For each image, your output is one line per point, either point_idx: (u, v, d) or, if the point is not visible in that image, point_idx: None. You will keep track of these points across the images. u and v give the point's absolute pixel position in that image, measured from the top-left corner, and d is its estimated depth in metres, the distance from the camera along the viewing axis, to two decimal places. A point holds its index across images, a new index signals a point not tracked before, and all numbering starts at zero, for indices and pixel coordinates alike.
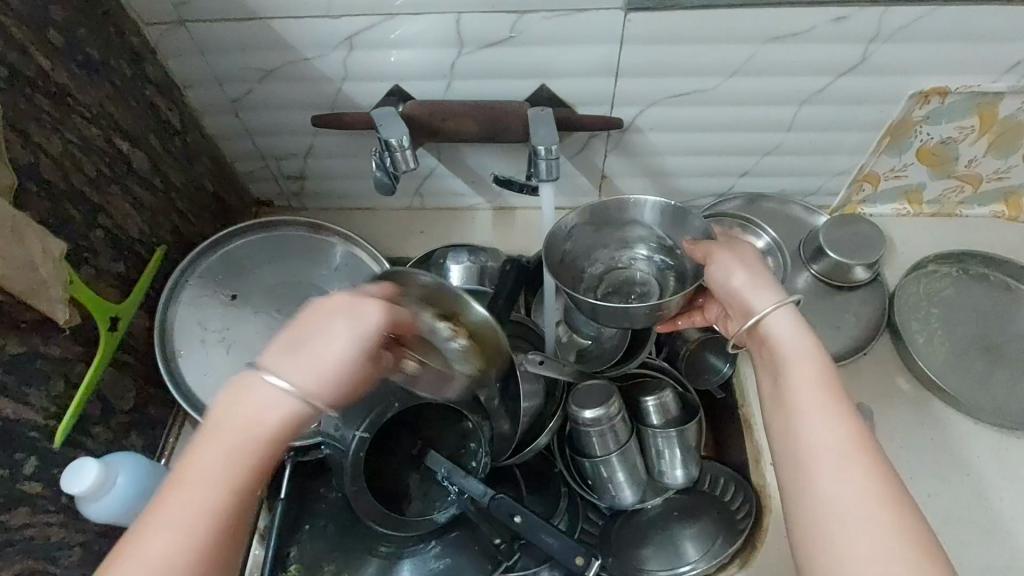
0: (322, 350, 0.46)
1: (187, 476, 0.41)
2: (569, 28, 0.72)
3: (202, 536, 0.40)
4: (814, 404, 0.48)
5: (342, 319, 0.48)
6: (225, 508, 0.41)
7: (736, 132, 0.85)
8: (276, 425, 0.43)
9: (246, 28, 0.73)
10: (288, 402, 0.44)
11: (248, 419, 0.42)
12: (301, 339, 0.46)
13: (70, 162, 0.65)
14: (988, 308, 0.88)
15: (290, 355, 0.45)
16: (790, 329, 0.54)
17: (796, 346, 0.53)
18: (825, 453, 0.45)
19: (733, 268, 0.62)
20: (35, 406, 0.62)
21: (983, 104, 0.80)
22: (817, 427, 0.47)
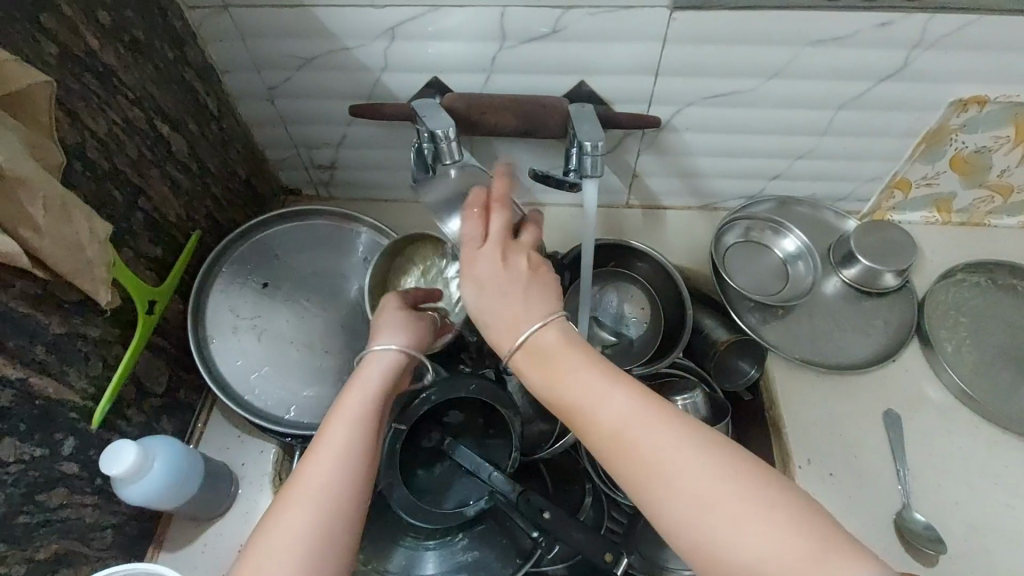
0: (394, 323, 0.64)
1: (333, 424, 0.55)
2: (613, 25, 0.72)
3: (357, 455, 0.53)
4: (588, 389, 0.50)
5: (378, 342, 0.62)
6: (366, 437, 0.55)
7: (771, 135, 0.85)
8: (382, 379, 0.59)
9: (289, 15, 0.72)
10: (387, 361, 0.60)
11: (362, 379, 0.59)
12: (377, 326, 0.64)
13: (114, 143, 0.65)
14: (1015, 318, 0.88)
15: (376, 333, 0.63)
16: (553, 344, 0.53)
17: (554, 360, 0.52)
18: (611, 435, 0.48)
19: (486, 271, 0.57)
20: (75, 387, 0.62)
21: (1020, 114, 0.80)
22: (604, 406, 0.49)
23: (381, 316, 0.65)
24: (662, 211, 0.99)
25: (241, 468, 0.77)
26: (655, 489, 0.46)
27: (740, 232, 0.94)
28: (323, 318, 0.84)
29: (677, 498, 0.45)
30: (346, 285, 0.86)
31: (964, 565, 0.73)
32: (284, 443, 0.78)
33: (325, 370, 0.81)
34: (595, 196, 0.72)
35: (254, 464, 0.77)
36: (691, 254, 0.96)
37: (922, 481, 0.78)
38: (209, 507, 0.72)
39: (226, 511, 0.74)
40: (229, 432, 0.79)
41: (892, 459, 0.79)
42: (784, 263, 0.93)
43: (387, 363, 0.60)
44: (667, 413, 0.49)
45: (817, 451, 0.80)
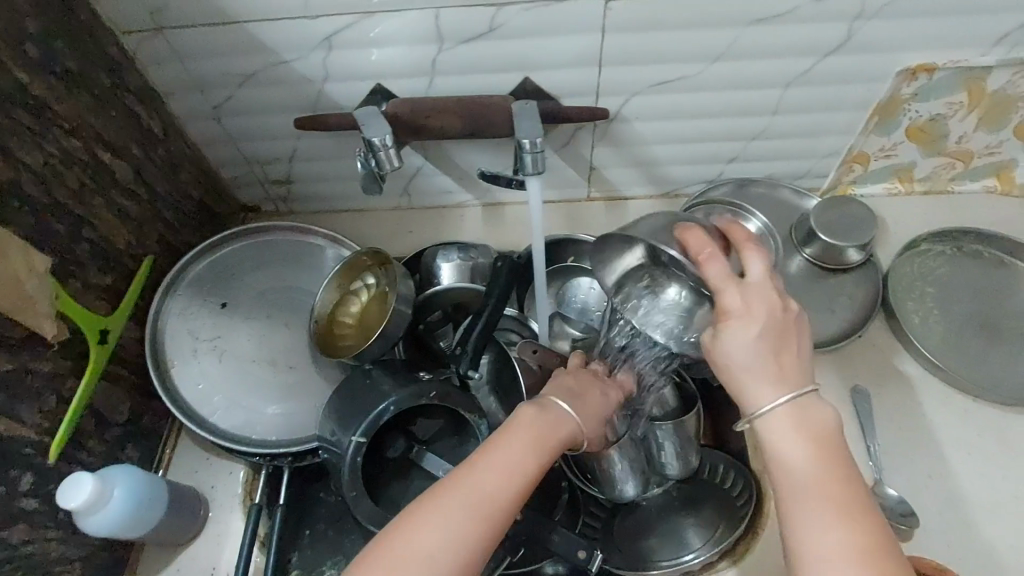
0: (587, 390, 0.66)
1: (500, 447, 0.54)
2: (549, 19, 0.71)
3: (515, 488, 0.52)
4: (824, 506, 0.48)
5: (572, 391, 0.65)
6: (531, 473, 0.53)
7: (723, 118, 0.84)
8: (560, 432, 0.58)
9: (224, 32, 0.72)
10: (568, 417, 0.60)
11: (547, 420, 0.58)
12: (564, 383, 0.66)
13: (52, 176, 0.65)
14: (982, 285, 0.87)
15: (568, 389, 0.65)
16: (792, 427, 0.52)
17: (793, 444, 0.51)
18: (824, 556, 0.47)
19: (744, 351, 0.53)
20: (29, 423, 0.62)
21: (972, 79, 0.79)
22: (819, 531, 0.47)
23: (580, 378, 0.68)
24: (624, 201, 0.98)
25: (210, 490, 0.77)
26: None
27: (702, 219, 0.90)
28: (286, 336, 0.84)
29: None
30: (306, 299, 0.86)
31: (936, 536, 0.72)
32: (252, 462, 0.77)
33: (290, 389, 0.81)
34: (539, 192, 0.74)
35: (223, 486, 0.77)
36: None
37: (892, 454, 0.78)
38: (179, 532, 0.72)
39: (197, 535, 0.74)
40: (196, 456, 0.79)
41: (863, 437, 0.78)
42: None
43: (567, 419, 0.60)
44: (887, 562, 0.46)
45: None
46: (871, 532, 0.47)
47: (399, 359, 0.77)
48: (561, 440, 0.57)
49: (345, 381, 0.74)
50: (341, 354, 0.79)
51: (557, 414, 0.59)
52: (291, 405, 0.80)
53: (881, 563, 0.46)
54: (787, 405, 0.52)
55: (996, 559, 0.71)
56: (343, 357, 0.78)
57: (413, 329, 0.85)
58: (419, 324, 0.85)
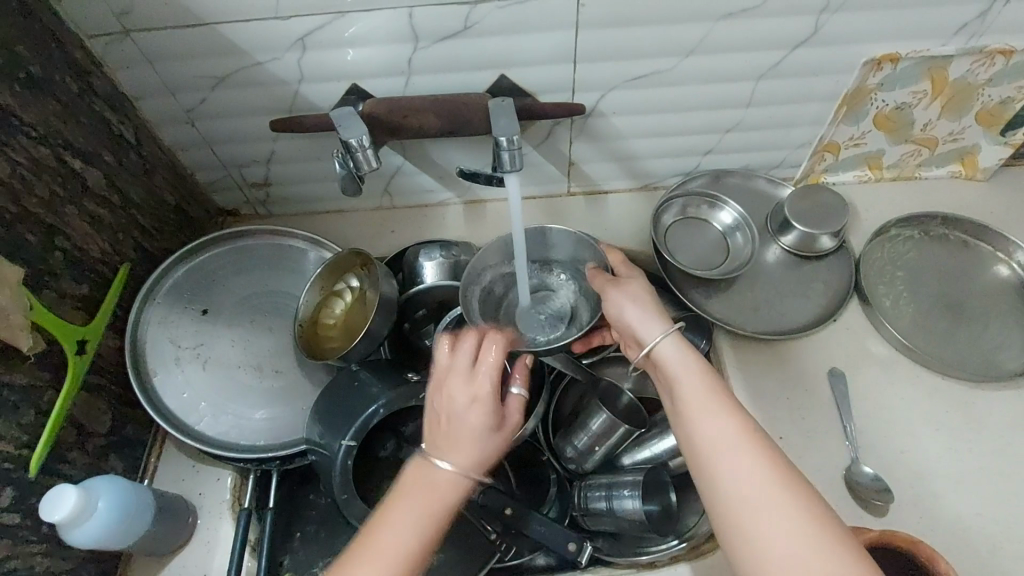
0: (463, 418, 0.57)
1: (381, 529, 0.52)
2: (523, 15, 0.71)
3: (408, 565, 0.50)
4: (706, 406, 0.56)
5: (444, 416, 0.58)
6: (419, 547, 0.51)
7: (697, 111, 0.86)
8: (444, 492, 0.54)
9: (194, 34, 0.71)
10: (446, 476, 0.55)
11: (419, 485, 0.54)
12: (439, 403, 0.59)
13: (19, 184, 0.63)
14: (949, 268, 0.91)
15: (443, 424, 0.58)
16: (679, 349, 0.61)
17: (684, 365, 0.59)
18: (716, 447, 0.53)
19: (624, 303, 0.67)
20: (6, 437, 0.60)
21: (933, 68, 0.82)
22: (708, 426, 0.54)
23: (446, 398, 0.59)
24: (603, 195, 0.99)
25: (198, 498, 0.76)
26: (710, 473, 0.52)
27: (677, 211, 0.94)
28: (270, 341, 0.83)
29: (745, 492, 0.50)
30: (289, 302, 0.85)
31: (911, 511, 0.75)
32: (240, 468, 0.77)
33: (276, 393, 0.80)
34: (517, 188, 0.74)
35: (210, 493, 0.77)
36: (635, 236, 0.96)
37: (868, 433, 0.80)
38: (167, 541, 0.72)
39: (186, 543, 0.74)
40: (183, 464, 0.78)
41: (840, 418, 0.81)
42: (724, 236, 0.95)
43: (447, 473, 0.55)
44: (762, 446, 0.52)
45: (770, 417, 0.81)
46: (753, 423, 0.54)
47: (386, 359, 0.77)
48: (449, 502, 0.54)
49: (331, 384, 0.74)
50: (326, 355, 0.79)
51: (436, 473, 0.55)
52: (278, 410, 0.80)
53: (756, 438, 0.53)
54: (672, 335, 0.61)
55: (967, 529, 0.74)
56: (329, 359, 0.78)
57: (399, 328, 0.86)
58: (404, 323, 0.87)
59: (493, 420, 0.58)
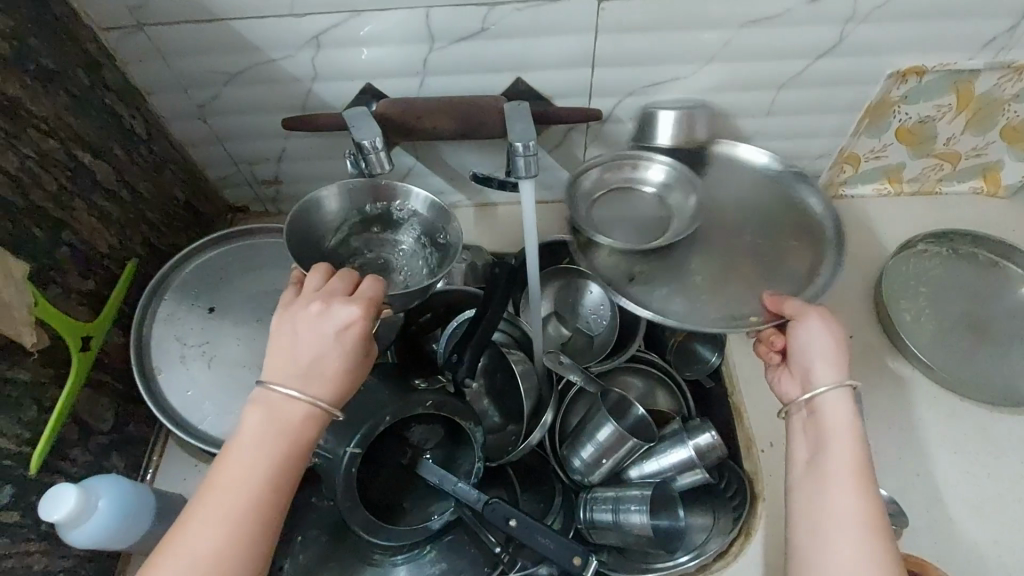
0: (316, 351, 0.55)
1: (225, 464, 0.52)
2: (543, 18, 0.70)
3: (250, 495, 0.51)
4: (842, 479, 0.56)
5: (285, 342, 0.56)
6: (266, 478, 0.52)
7: (714, 119, 0.84)
8: (292, 428, 0.54)
9: (207, 29, 0.70)
10: (292, 412, 0.54)
11: (263, 420, 0.53)
12: (289, 333, 0.56)
13: (28, 178, 0.63)
14: (975, 287, 0.89)
15: (292, 354, 0.55)
16: (844, 411, 0.61)
17: (841, 423, 0.60)
18: (840, 521, 0.54)
19: (819, 332, 0.65)
20: (8, 434, 0.60)
21: (960, 82, 0.80)
22: (843, 499, 0.55)
23: (294, 326, 0.56)
24: None
25: None
26: (825, 541, 0.54)
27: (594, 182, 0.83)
28: None
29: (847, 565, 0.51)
30: None
31: (926, 536, 0.73)
32: None
33: None
34: (532, 195, 0.72)
35: None
36: None
37: (882, 453, 0.78)
38: None
39: None
40: (186, 463, 0.78)
41: None
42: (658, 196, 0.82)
43: (292, 404, 0.54)
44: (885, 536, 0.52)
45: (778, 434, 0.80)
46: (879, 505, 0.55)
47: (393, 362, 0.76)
48: (294, 429, 0.54)
49: None
50: None
51: (278, 404, 0.54)
52: None
53: (882, 530, 0.53)
54: (841, 396, 0.61)
55: (985, 557, 0.72)
56: None
57: (406, 331, 0.84)
58: (411, 326, 0.84)
59: (340, 338, 0.55)
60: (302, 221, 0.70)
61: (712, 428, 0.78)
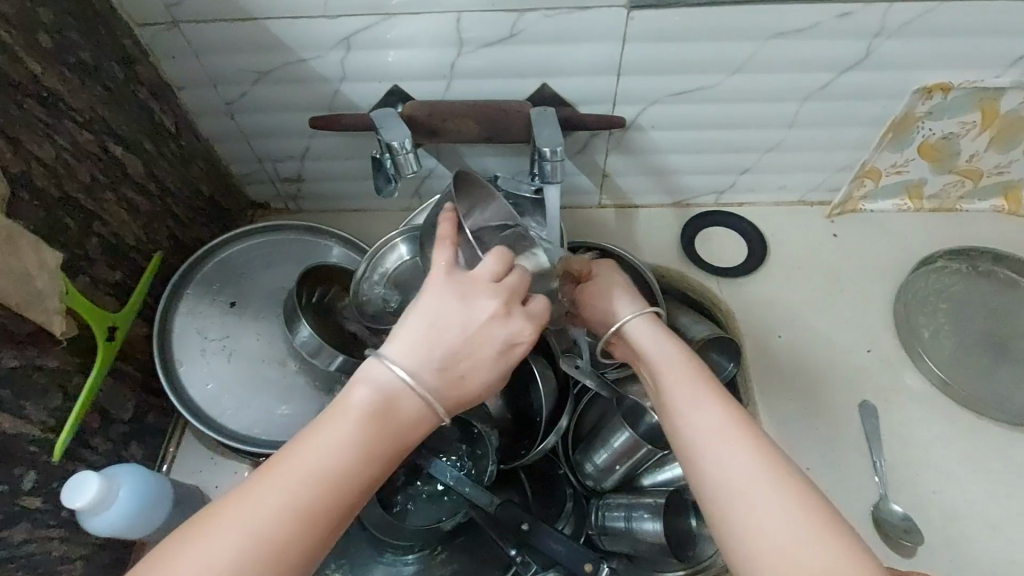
0: (477, 358, 0.51)
1: (315, 435, 0.46)
2: (571, 25, 0.71)
3: (331, 483, 0.45)
4: (696, 398, 0.53)
5: (427, 321, 0.51)
6: (356, 470, 0.46)
7: (737, 130, 0.85)
8: (406, 424, 0.48)
9: (241, 28, 0.71)
10: (413, 407, 0.49)
11: (383, 401, 0.48)
12: (455, 319, 0.51)
13: (62, 169, 0.64)
14: (995, 305, 0.89)
15: (445, 344, 0.50)
16: (658, 339, 0.60)
17: (665, 354, 0.59)
18: (712, 438, 0.50)
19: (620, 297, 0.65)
20: (34, 420, 0.61)
21: (985, 99, 0.80)
22: (702, 416, 0.52)
23: (461, 306, 0.52)
24: (635, 209, 0.98)
25: (214, 491, 0.77)
26: (704, 464, 0.50)
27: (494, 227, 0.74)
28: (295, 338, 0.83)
29: (736, 476, 0.48)
30: None
31: (940, 555, 0.73)
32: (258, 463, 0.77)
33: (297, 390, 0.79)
34: (556, 200, 0.74)
35: (227, 486, 0.77)
36: (666, 251, 0.95)
37: (897, 469, 0.78)
38: None
39: None
40: (202, 456, 0.79)
41: (868, 451, 0.79)
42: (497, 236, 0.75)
43: (415, 399, 0.49)
44: (741, 438, 0.50)
45: (791, 447, 0.80)
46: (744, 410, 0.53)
47: None
48: (407, 425, 0.48)
49: None
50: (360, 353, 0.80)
51: (400, 389, 0.49)
52: (299, 407, 0.79)
53: (749, 433, 0.50)
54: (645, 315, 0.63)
55: None
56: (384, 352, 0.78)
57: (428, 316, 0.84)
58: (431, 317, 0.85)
59: (504, 345, 0.53)
60: (459, 194, 0.64)
61: None
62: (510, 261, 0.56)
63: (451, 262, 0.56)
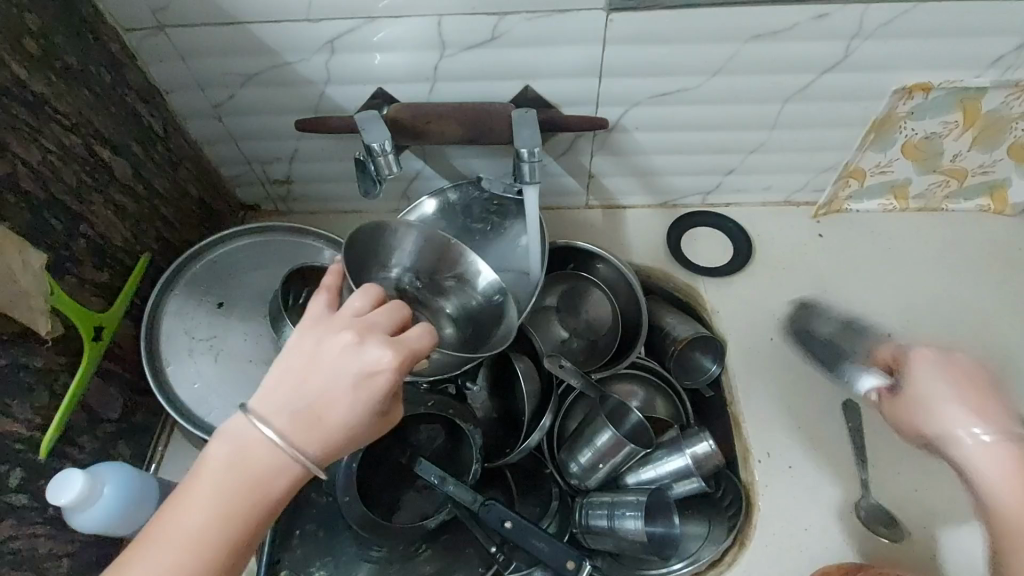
0: (330, 394, 0.49)
1: (176, 507, 0.47)
2: (551, 28, 0.71)
3: (195, 553, 0.46)
4: None
5: (285, 370, 0.51)
6: (214, 537, 0.47)
7: (720, 130, 0.85)
8: (263, 476, 0.48)
9: (226, 33, 0.72)
10: (263, 454, 0.48)
11: (236, 463, 0.48)
12: (309, 358, 0.51)
13: (49, 171, 0.65)
14: (976, 303, 0.90)
15: (298, 384, 0.50)
16: None
17: None
18: None
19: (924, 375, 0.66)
20: (20, 418, 0.62)
21: (967, 99, 0.80)
22: None
23: (319, 350, 0.51)
24: (621, 209, 0.99)
25: None
26: None
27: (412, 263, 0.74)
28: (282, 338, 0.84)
29: None
30: None
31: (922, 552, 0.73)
32: None
33: None
34: (535, 200, 0.76)
35: None
36: (653, 251, 0.95)
37: (880, 467, 0.79)
38: None
39: None
40: (190, 454, 0.80)
41: (851, 449, 0.80)
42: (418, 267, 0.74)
43: (271, 446, 0.49)
44: None
45: (775, 445, 0.80)
46: None
47: None
48: (265, 484, 0.48)
49: None
50: None
51: (254, 448, 0.48)
52: None
53: None
54: None
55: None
56: None
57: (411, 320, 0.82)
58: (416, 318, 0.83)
59: (366, 387, 0.50)
60: (373, 236, 0.72)
61: (709, 437, 0.78)
62: (380, 298, 0.56)
63: (324, 305, 0.55)
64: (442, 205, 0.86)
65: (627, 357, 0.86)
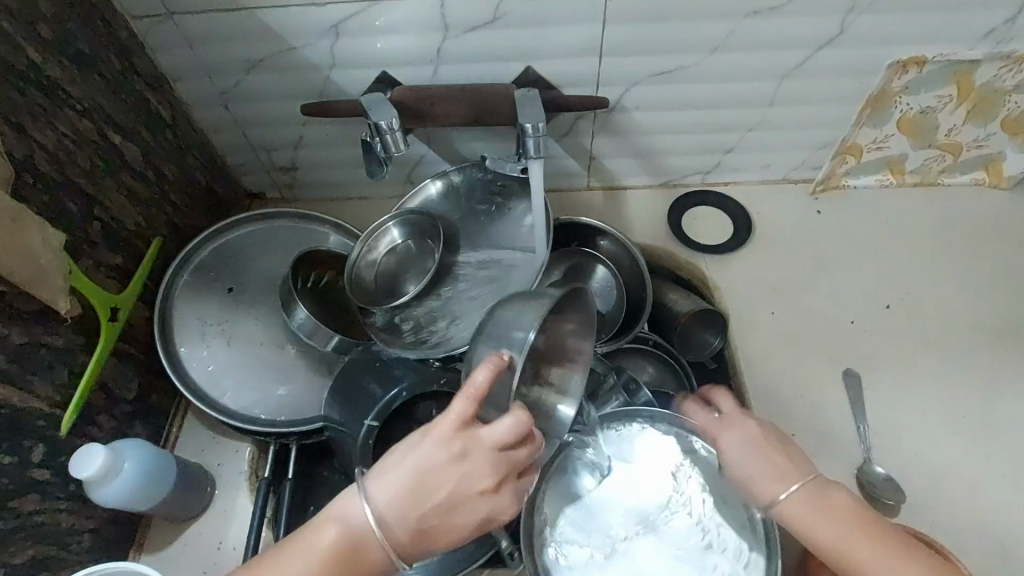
0: (452, 520, 0.54)
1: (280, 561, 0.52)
2: (552, 8, 0.73)
3: None
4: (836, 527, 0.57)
5: (417, 475, 0.53)
6: None
7: (718, 109, 0.87)
8: (363, 565, 0.52)
9: (233, 19, 0.74)
10: (377, 547, 0.53)
11: (344, 544, 0.52)
12: (444, 479, 0.53)
13: (65, 154, 0.67)
14: (973, 273, 0.91)
15: (426, 497, 0.52)
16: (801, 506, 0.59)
17: (802, 507, 0.59)
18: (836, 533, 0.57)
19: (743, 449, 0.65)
20: (42, 395, 0.63)
21: (960, 73, 0.82)
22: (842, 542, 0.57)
23: (455, 471, 0.53)
24: (623, 190, 1.00)
25: (216, 467, 0.79)
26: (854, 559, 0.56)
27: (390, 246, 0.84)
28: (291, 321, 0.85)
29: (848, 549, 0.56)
30: None
31: (923, 515, 0.75)
32: (258, 440, 0.80)
33: (296, 370, 0.82)
34: (539, 175, 0.78)
35: (229, 463, 0.79)
36: (654, 230, 0.97)
37: (880, 435, 0.80)
38: (186, 507, 0.74)
39: (205, 510, 0.76)
40: (204, 434, 0.81)
41: (853, 418, 0.81)
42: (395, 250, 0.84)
43: (381, 540, 0.52)
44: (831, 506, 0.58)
45: (779, 416, 0.82)
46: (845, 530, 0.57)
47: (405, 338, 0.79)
48: (365, 570, 0.52)
49: (348, 364, 0.75)
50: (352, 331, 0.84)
51: (367, 534, 0.52)
52: (298, 386, 0.81)
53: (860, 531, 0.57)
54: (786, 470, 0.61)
55: (982, 536, 0.74)
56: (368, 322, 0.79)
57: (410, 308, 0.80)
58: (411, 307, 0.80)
59: (478, 520, 0.54)
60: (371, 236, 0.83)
61: None
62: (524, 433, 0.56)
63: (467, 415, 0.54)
64: (449, 187, 0.88)
65: (631, 331, 0.89)
